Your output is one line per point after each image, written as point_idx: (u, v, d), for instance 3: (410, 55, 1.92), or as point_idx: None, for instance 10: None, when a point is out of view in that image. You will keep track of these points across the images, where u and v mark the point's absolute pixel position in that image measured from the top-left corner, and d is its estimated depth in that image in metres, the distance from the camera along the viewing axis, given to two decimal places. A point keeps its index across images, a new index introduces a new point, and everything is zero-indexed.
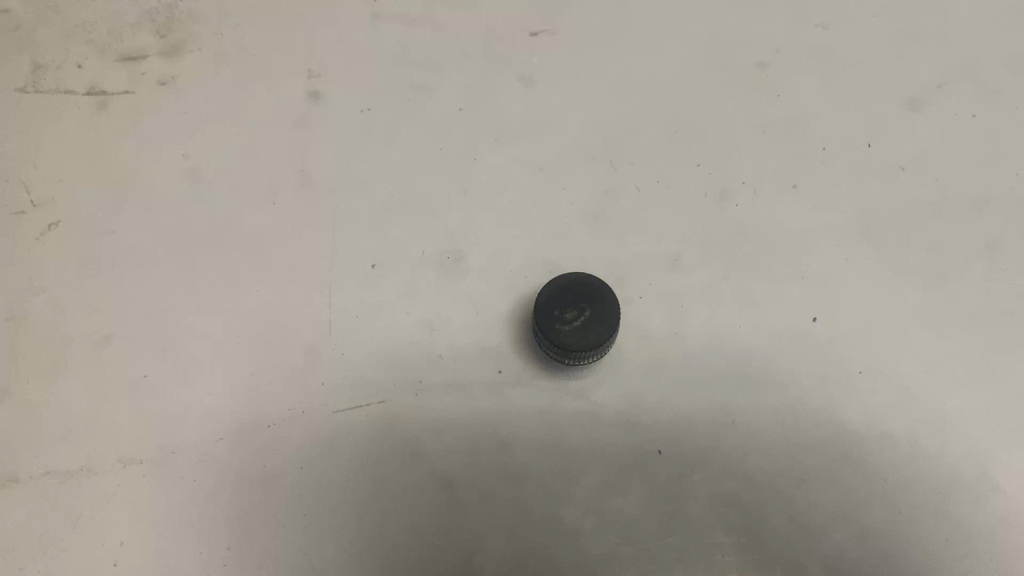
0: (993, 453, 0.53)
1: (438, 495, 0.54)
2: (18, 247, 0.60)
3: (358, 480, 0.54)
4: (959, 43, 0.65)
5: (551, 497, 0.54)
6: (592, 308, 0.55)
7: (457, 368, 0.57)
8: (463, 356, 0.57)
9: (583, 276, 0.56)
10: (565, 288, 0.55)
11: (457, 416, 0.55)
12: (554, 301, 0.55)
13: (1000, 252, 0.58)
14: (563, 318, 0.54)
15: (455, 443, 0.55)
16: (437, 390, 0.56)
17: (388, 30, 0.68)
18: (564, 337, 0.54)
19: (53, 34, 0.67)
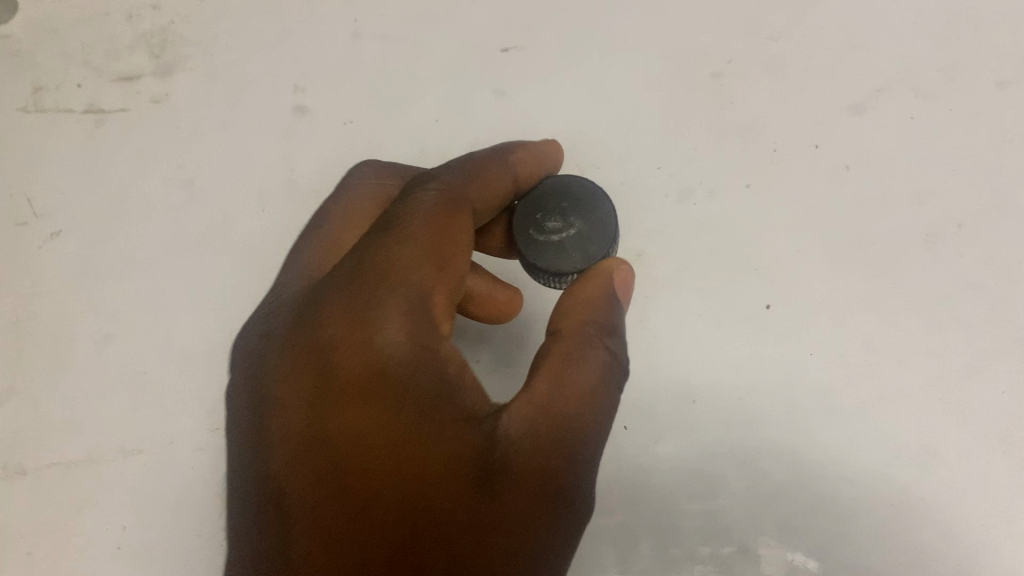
0: (932, 426, 0.56)
1: (371, 319, 0.43)
2: (25, 258, 0.64)
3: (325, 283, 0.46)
4: (901, 48, 0.68)
5: (579, 347, 0.45)
6: (580, 227, 0.50)
7: (435, 238, 0.46)
8: (524, 173, 0.52)
9: (595, 192, 0.51)
10: (566, 199, 0.51)
11: (426, 295, 0.44)
12: (546, 211, 0.51)
13: (940, 241, 0.61)
14: (544, 227, 0.50)
15: (403, 331, 0.43)
16: (392, 268, 0.44)
17: (365, 43, 0.69)
18: (536, 244, 0.50)
19: (53, 56, 0.70)
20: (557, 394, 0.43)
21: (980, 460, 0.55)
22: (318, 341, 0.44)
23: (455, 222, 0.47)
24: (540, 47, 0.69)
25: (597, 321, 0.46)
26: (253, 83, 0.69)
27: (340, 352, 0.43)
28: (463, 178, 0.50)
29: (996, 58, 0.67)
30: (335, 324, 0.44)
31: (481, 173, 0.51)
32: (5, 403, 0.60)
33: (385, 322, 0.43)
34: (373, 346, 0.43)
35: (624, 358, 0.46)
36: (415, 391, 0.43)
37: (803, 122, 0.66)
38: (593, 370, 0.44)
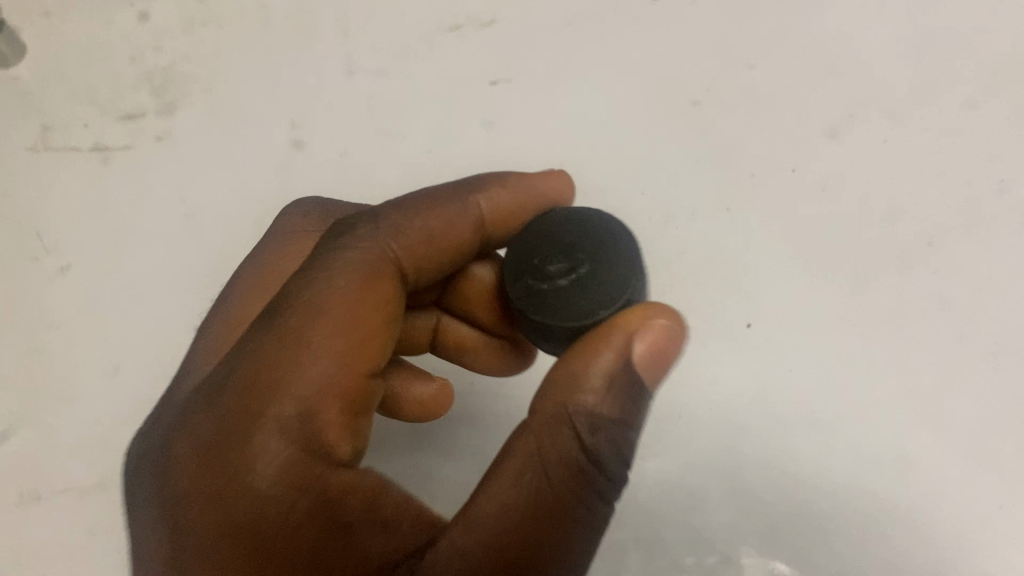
0: (907, 437, 0.59)
1: (249, 451, 0.40)
2: (36, 291, 0.67)
3: (204, 393, 0.43)
4: (873, 72, 0.70)
5: (546, 451, 0.39)
6: (590, 266, 0.43)
7: (326, 335, 0.42)
8: (491, 216, 0.51)
9: (605, 220, 0.45)
10: (570, 236, 0.44)
11: (309, 408, 0.41)
12: (548, 251, 0.45)
13: (912, 258, 0.64)
14: (547, 271, 0.44)
15: (291, 460, 0.40)
16: (271, 389, 0.41)
17: (359, 79, 0.72)
18: (537, 292, 0.43)
19: (60, 97, 0.73)
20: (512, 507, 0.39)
21: (953, 468, 0.58)
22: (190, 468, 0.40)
23: (349, 309, 0.44)
24: (526, 79, 0.72)
25: (589, 417, 0.39)
26: (252, 119, 0.72)
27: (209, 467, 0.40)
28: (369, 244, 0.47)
29: (963, 80, 0.69)
30: (209, 459, 0.40)
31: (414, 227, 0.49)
32: (19, 431, 0.63)
33: (260, 452, 0.40)
34: (252, 484, 0.39)
35: (610, 460, 0.39)
36: (306, 527, 0.39)
37: (780, 146, 0.69)
38: (554, 481, 0.38)
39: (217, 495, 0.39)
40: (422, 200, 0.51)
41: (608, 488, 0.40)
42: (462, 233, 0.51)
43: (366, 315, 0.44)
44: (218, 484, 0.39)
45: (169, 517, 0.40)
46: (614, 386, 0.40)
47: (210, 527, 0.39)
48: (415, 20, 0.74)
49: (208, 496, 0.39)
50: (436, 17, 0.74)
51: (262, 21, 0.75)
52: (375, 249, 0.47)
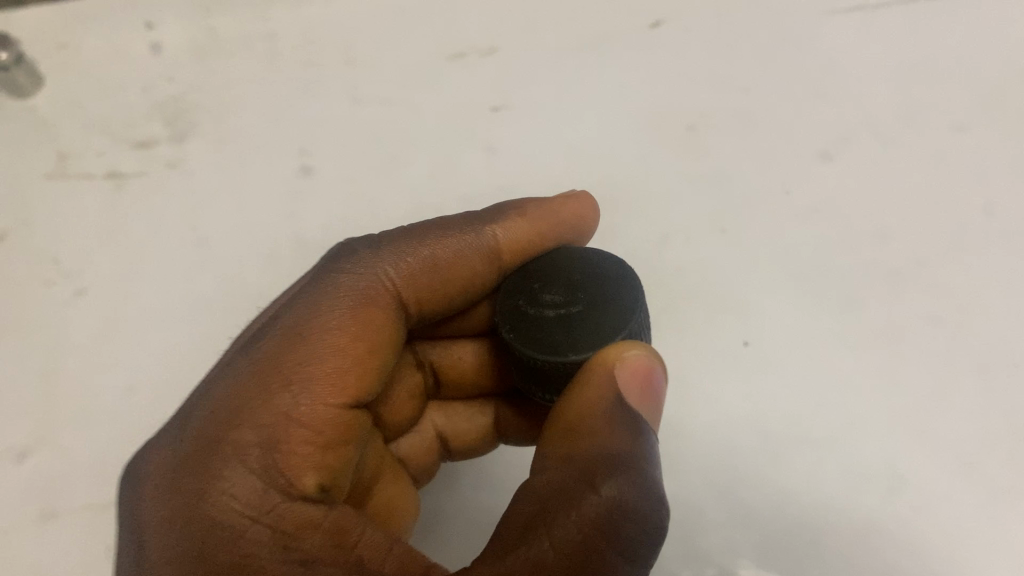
0: (899, 452, 0.60)
1: (210, 477, 0.41)
2: (52, 314, 0.69)
3: (191, 409, 0.45)
4: (860, 99, 0.73)
5: (562, 501, 0.40)
6: (583, 304, 0.47)
7: (301, 372, 0.45)
8: (498, 240, 0.52)
9: (616, 270, 0.48)
10: (578, 275, 0.49)
11: (275, 438, 0.43)
12: (552, 287, 0.49)
13: (902, 278, 0.66)
14: (543, 302, 0.48)
15: (251, 488, 0.41)
16: (238, 418, 0.43)
17: (364, 107, 0.75)
18: (527, 318, 0.47)
19: (76, 127, 0.76)
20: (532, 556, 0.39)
21: (945, 482, 0.59)
22: (158, 477, 0.42)
23: (326, 339, 0.46)
24: (525, 106, 0.74)
25: (596, 458, 0.41)
26: (260, 146, 0.74)
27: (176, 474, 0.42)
28: (362, 276, 0.49)
29: (951, 105, 0.72)
30: (176, 478, 0.42)
31: (412, 259, 0.51)
32: (36, 452, 0.65)
33: (225, 467, 0.41)
34: (207, 506, 0.41)
35: (634, 505, 0.40)
36: (256, 553, 0.40)
37: (772, 168, 0.71)
38: (559, 532, 0.39)
39: (176, 515, 0.41)
40: (431, 231, 0.52)
41: (639, 540, 0.39)
42: (472, 264, 0.52)
43: (343, 347, 0.46)
44: (178, 504, 0.41)
45: (134, 528, 0.42)
46: (614, 425, 0.42)
47: (164, 545, 0.40)
48: (419, 52, 0.77)
49: (170, 514, 0.41)
50: (440, 48, 0.77)
51: (273, 54, 0.78)
52: (368, 281, 0.49)
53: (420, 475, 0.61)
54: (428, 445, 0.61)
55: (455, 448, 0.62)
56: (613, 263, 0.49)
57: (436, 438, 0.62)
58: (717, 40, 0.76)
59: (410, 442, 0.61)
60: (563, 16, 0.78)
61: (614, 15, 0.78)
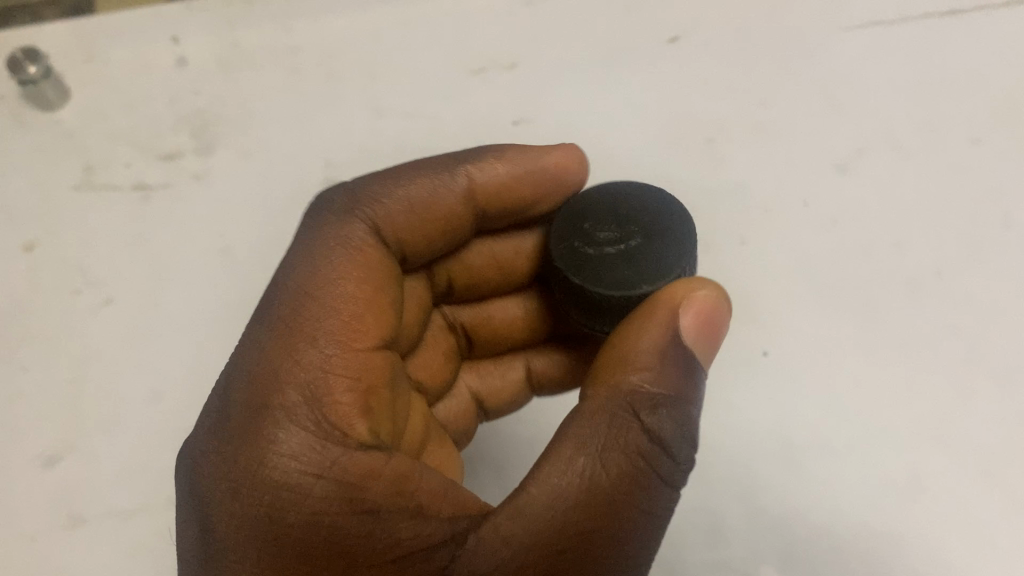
0: (919, 459, 0.61)
1: (264, 440, 0.42)
2: (80, 324, 0.70)
3: (221, 384, 0.46)
4: (877, 112, 0.74)
5: (608, 430, 0.41)
6: (639, 238, 0.48)
7: (320, 326, 0.46)
8: (480, 175, 0.54)
9: (662, 203, 0.50)
10: (625, 206, 0.50)
11: (315, 394, 0.44)
12: (602, 218, 0.50)
13: (920, 288, 0.67)
14: (599, 237, 0.49)
15: (305, 444, 0.42)
16: (278, 380, 0.44)
17: (387, 120, 0.76)
18: (588, 254, 0.48)
19: (103, 139, 0.77)
20: (579, 484, 0.41)
21: (965, 489, 0.60)
22: (209, 453, 0.43)
23: (339, 296, 0.47)
24: (546, 120, 0.75)
25: (644, 393, 0.42)
26: (285, 158, 0.75)
27: (225, 446, 0.42)
28: (350, 231, 0.50)
29: (967, 119, 0.73)
30: (228, 449, 0.42)
31: (391, 204, 0.52)
32: (62, 458, 0.65)
33: (276, 432, 0.42)
34: (269, 469, 0.41)
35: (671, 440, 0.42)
36: (324, 507, 0.41)
37: (790, 181, 0.71)
38: (607, 458, 0.41)
39: (241, 483, 0.41)
40: (396, 176, 0.53)
41: (674, 467, 0.42)
42: (447, 204, 0.53)
43: (353, 296, 0.48)
44: (238, 474, 0.41)
45: (201, 505, 0.42)
46: (667, 363, 0.42)
47: (238, 515, 0.41)
48: (441, 65, 0.78)
49: (230, 485, 0.41)
50: (460, 61, 0.78)
51: (295, 67, 0.78)
52: (354, 233, 0.50)
53: (461, 437, 0.63)
54: (466, 407, 0.64)
55: (490, 407, 0.65)
56: (658, 196, 0.51)
57: (474, 399, 0.64)
58: (735, 53, 0.77)
59: (447, 405, 0.63)
60: (580, 28, 0.78)
61: (631, 27, 0.78)
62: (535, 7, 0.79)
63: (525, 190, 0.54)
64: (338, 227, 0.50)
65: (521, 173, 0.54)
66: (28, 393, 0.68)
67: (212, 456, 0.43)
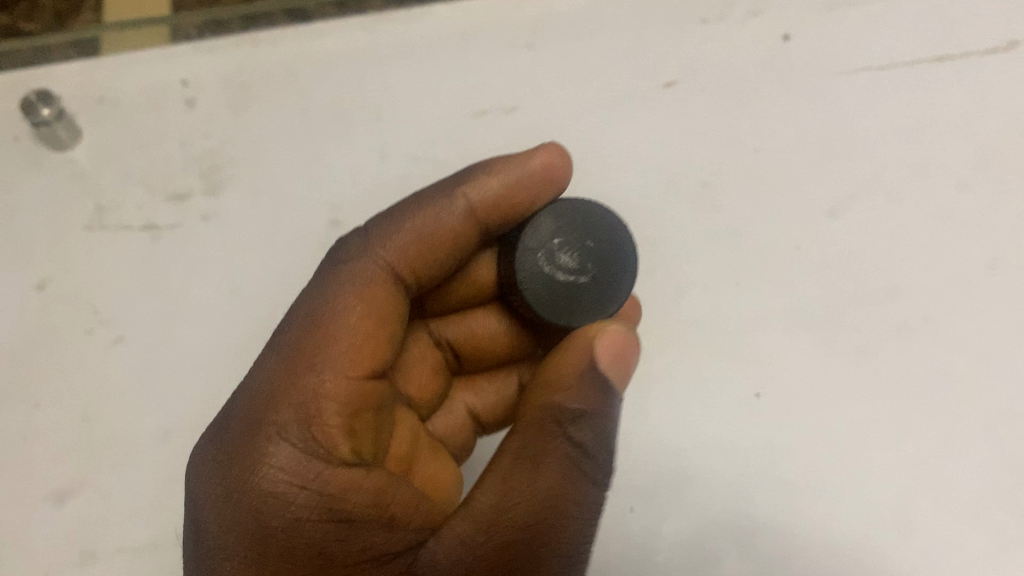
0: (909, 502, 0.64)
1: (261, 452, 0.50)
2: (91, 362, 0.72)
3: (234, 399, 0.53)
4: (870, 156, 0.76)
5: (541, 439, 0.49)
6: (594, 270, 0.55)
7: (320, 353, 0.53)
8: (478, 201, 0.58)
9: (619, 234, 0.56)
10: (587, 233, 0.56)
11: (308, 415, 0.51)
12: (565, 239, 0.56)
13: (911, 332, 0.69)
14: (559, 261, 0.56)
15: (295, 459, 0.50)
16: (276, 402, 0.51)
17: (394, 163, 0.78)
18: (546, 277, 0.56)
19: (113, 178, 0.79)
20: (517, 484, 0.49)
21: (953, 533, 0.63)
22: (214, 462, 0.51)
23: (342, 326, 0.54)
24: None
25: (565, 412, 0.49)
26: (293, 199, 0.77)
27: (228, 458, 0.50)
28: (360, 267, 0.57)
29: (956, 167, 0.75)
30: (230, 459, 0.50)
31: (403, 240, 0.58)
32: (79, 494, 0.68)
33: (271, 448, 0.50)
34: (262, 478, 0.49)
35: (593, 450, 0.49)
36: (305, 515, 0.49)
37: (784, 225, 0.74)
38: (539, 468, 0.49)
39: (238, 488, 0.49)
40: (406, 209, 0.59)
41: (596, 470, 0.50)
42: (452, 231, 0.58)
43: (355, 327, 0.54)
44: (235, 483, 0.49)
45: (201, 506, 0.50)
46: (586, 384, 0.49)
47: (232, 515, 0.49)
48: (446, 106, 0.80)
49: (227, 491, 0.49)
50: (464, 102, 0.80)
51: (301, 108, 0.80)
52: (365, 268, 0.57)
53: (458, 449, 0.70)
54: (461, 423, 0.69)
55: (486, 423, 0.70)
56: (618, 223, 0.57)
57: (470, 416, 0.70)
58: (732, 94, 0.78)
59: (442, 421, 0.69)
60: (579, 72, 0.80)
61: (629, 72, 0.80)
62: (536, 50, 0.80)
63: (521, 199, 0.58)
64: (357, 267, 0.57)
65: (512, 198, 0.58)
66: (44, 430, 0.70)
67: (216, 460, 0.51)
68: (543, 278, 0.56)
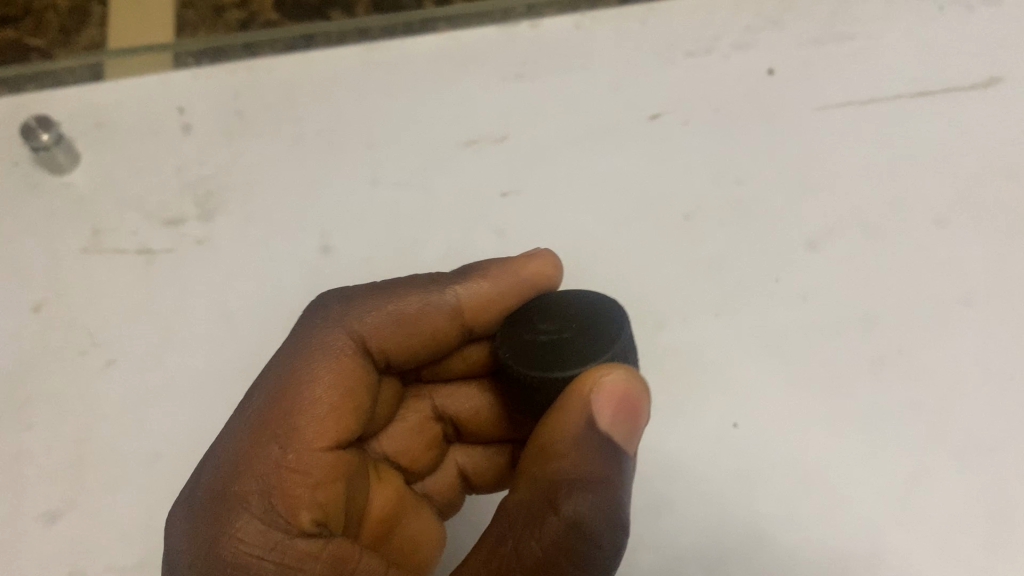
0: (882, 531, 0.64)
1: (226, 523, 0.50)
2: (83, 383, 0.73)
3: (206, 458, 0.55)
4: (848, 190, 0.77)
5: (536, 516, 0.49)
6: (570, 333, 0.56)
7: (288, 426, 0.55)
8: (463, 298, 0.62)
9: (610, 312, 0.57)
10: (578, 307, 0.58)
11: (271, 488, 0.52)
12: (556, 314, 0.59)
13: (886, 364, 0.70)
14: (539, 327, 0.58)
15: (257, 530, 0.51)
16: (240, 473, 0.52)
17: (384, 191, 0.79)
18: (524, 340, 0.58)
19: (110, 204, 0.81)
20: (502, 561, 0.48)
21: (924, 564, 0.63)
22: (180, 526, 0.52)
23: (310, 399, 0.56)
24: (534, 192, 0.79)
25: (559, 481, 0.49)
26: (285, 226, 0.79)
27: (192, 522, 0.51)
28: (335, 339, 0.59)
29: (933, 200, 0.76)
30: (195, 527, 0.51)
31: (378, 315, 0.60)
32: (66, 514, 0.69)
33: (237, 520, 0.51)
34: (223, 548, 0.50)
35: (591, 522, 0.47)
36: None
37: (765, 257, 0.75)
38: (526, 550, 0.48)
39: (201, 559, 0.50)
40: (395, 287, 0.62)
41: (596, 553, 0.47)
42: (429, 315, 0.62)
43: (322, 402, 0.56)
44: (199, 549, 0.50)
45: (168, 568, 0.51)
46: (582, 450, 0.49)
47: None
48: (436, 136, 0.82)
49: (192, 559, 0.50)
50: (454, 133, 0.82)
51: (295, 139, 0.82)
52: (340, 339, 0.59)
53: (446, 508, 0.71)
54: (450, 481, 0.71)
55: (476, 484, 0.72)
56: (611, 302, 0.58)
57: (459, 475, 0.72)
58: (715, 129, 0.80)
59: (433, 480, 0.71)
60: (566, 106, 0.82)
61: (614, 104, 0.82)
62: (525, 81, 0.83)
63: (507, 302, 0.62)
64: (332, 330, 0.59)
65: (493, 298, 0.62)
66: (35, 450, 0.71)
67: (184, 528, 0.51)
68: (524, 343, 0.57)
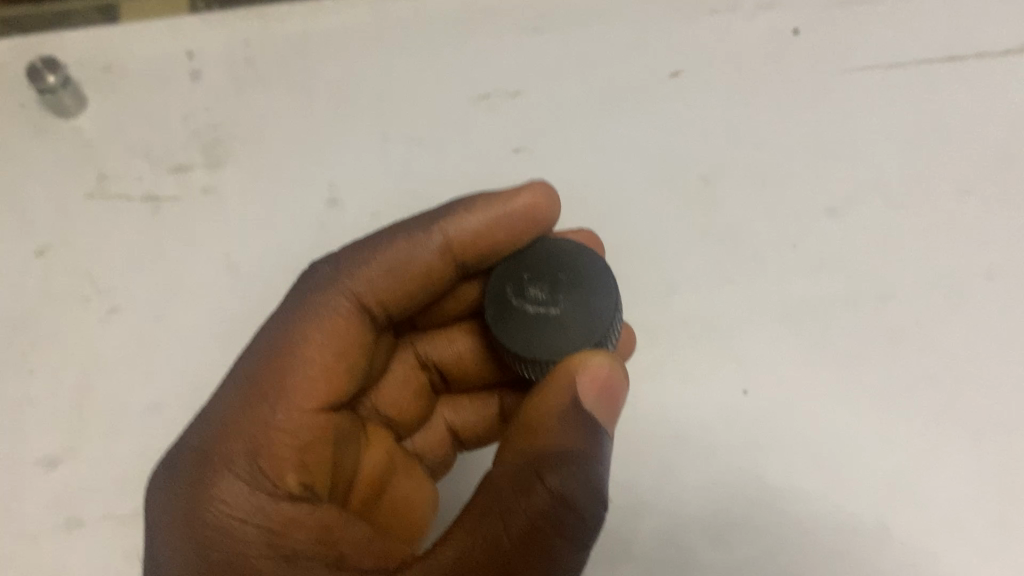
0: (890, 507, 0.63)
1: (209, 485, 0.50)
2: (86, 330, 0.73)
3: (193, 422, 0.54)
4: (870, 156, 0.75)
5: (523, 487, 0.47)
6: (561, 306, 0.55)
7: (277, 387, 0.53)
8: (457, 241, 0.59)
9: (602, 281, 0.56)
10: (570, 271, 0.56)
11: (258, 447, 0.51)
12: (545, 277, 0.57)
13: (901, 337, 0.68)
14: (528, 292, 0.56)
15: (241, 493, 0.50)
16: (225, 434, 0.52)
17: (393, 144, 0.78)
18: (514, 308, 0.55)
19: (117, 150, 0.80)
20: (488, 532, 0.46)
21: (932, 541, 0.61)
22: (163, 486, 0.51)
23: (301, 358, 0.54)
24: (547, 150, 0.77)
25: (547, 455, 0.48)
26: (292, 177, 0.77)
27: (174, 483, 0.50)
28: (327, 297, 0.57)
29: (958, 169, 0.74)
30: (179, 489, 0.50)
31: (373, 268, 0.58)
32: (65, 460, 0.68)
33: (220, 481, 0.50)
34: (206, 511, 0.49)
35: (579, 497, 0.46)
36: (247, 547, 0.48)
37: (781, 223, 0.73)
38: (513, 522, 0.46)
39: (184, 521, 0.49)
40: (382, 237, 0.60)
41: (580, 524, 0.47)
42: (425, 262, 0.59)
43: (314, 363, 0.55)
44: (182, 511, 0.49)
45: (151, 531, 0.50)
46: (569, 427, 0.49)
47: (175, 543, 0.48)
48: (448, 90, 0.80)
49: (173, 520, 0.49)
50: (466, 87, 0.80)
51: (305, 88, 0.80)
52: (331, 297, 0.57)
53: (435, 466, 0.70)
54: (440, 439, 0.70)
55: (465, 440, 0.71)
56: (603, 268, 0.57)
57: (448, 432, 0.71)
58: (735, 89, 0.78)
59: (421, 437, 0.70)
60: (582, 62, 0.80)
61: (632, 62, 0.80)
62: (541, 34, 0.81)
63: (500, 236, 0.59)
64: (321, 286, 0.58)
65: (493, 241, 0.59)
66: (35, 395, 0.71)
67: (168, 489, 0.50)
68: (513, 310, 0.55)
